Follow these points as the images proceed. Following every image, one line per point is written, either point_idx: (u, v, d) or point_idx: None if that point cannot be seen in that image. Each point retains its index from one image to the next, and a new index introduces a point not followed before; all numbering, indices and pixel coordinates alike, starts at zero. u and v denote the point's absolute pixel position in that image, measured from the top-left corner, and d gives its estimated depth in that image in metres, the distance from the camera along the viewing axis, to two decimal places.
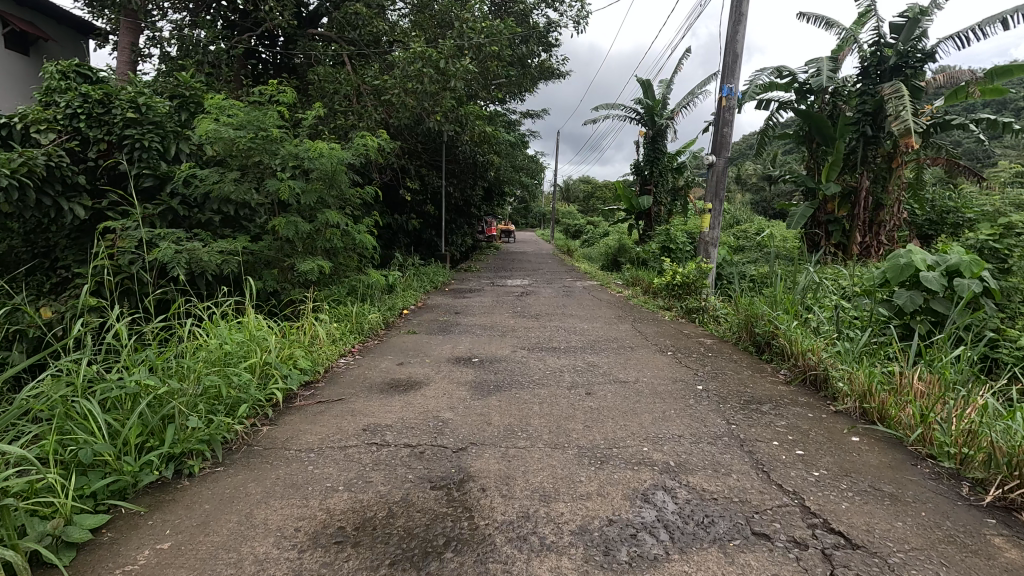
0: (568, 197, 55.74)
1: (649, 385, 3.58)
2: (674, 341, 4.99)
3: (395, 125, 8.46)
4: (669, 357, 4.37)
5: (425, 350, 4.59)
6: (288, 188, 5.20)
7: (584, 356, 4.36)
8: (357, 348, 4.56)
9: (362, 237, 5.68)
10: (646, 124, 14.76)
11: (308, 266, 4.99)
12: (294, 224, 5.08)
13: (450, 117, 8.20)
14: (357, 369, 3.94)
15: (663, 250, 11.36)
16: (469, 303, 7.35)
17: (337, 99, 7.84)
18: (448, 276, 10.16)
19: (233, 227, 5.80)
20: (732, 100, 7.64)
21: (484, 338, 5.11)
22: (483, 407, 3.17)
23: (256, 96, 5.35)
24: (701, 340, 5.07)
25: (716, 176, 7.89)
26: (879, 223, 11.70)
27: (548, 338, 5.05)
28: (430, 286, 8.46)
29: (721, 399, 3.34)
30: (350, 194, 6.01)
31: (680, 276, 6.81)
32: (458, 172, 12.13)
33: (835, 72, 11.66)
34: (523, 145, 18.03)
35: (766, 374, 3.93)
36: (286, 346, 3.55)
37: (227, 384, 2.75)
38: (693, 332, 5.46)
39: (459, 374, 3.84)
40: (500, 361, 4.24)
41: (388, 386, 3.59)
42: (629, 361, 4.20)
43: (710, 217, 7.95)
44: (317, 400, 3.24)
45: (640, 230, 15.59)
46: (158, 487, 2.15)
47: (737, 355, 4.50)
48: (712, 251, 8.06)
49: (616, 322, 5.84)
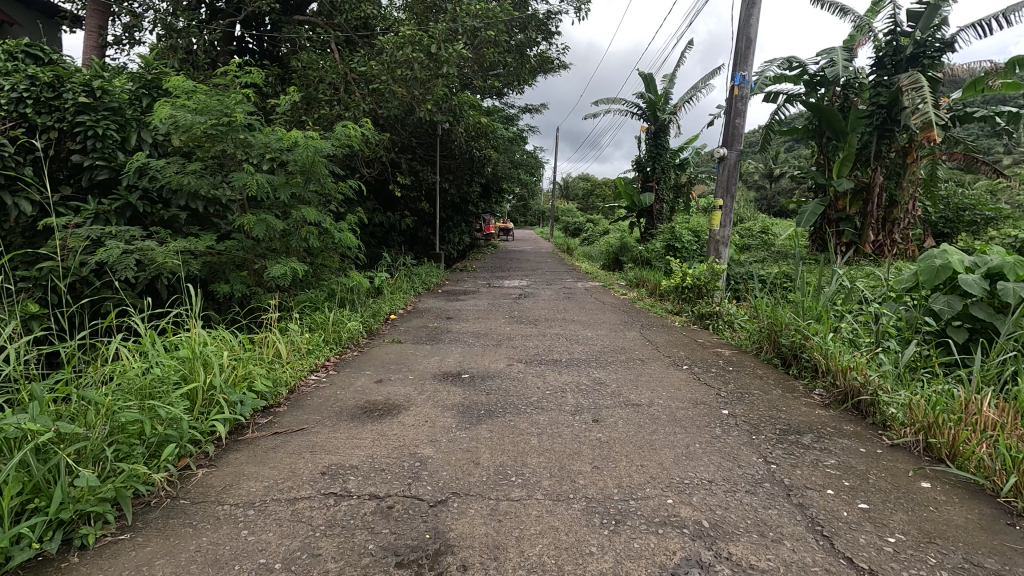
0: (568, 194, 55.09)
1: (666, 410, 3.07)
2: (688, 352, 4.48)
3: (385, 117, 7.93)
4: (685, 372, 3.86)
5: (408, 364, 4.07)
6: (257, 181, 4.66)
7: (590, 371, 3.85)
8: (332, 362, 4.04)
9: (342, 236, 5.14)
10: (648, 119, 14.20)
11: (280, 269, 4.47)
12: (265, 222, 4.56)
13: (443, 107, 7.68)
14: (327, 389, 3.43)
15: (668, 249, 10.83)
16: (462, 307, 6.82)
17: (321, 88, 7.34)
18: (442, 277, 9.64)
19: (201, 225, 5.26)
20: (745, 89, 7.12)
21: (477, 348, 4.59)
22: (470, 440, 2.64)
23: (222, 78, 4.81)
24: (718, 351, 4.55)
25: (727, 171, 7.37)
26: (893, 221, 11.26)
27: (548, 349, 4.53)
28: (421, 287, 7.93)
29: (752, 428, 2.83)
30: (331, 188, 5.48)
31: (690, 277, 6.30)
32: (453, 168, 11.59)
33: (850, 61, 11.14)
34: (521, 140, 17.48)
35: (798, 395, 3.41)
36: (240, 364, 3.02)
37: (152, 418, 2.22)
38: (708, 341, 4.94)
39: (444, 395, 3.32)
40: (493, 377, 3.72)
41: (359, 411, 3.07)
42: (642, 378, 3.68)
43: (720, 214, 7.43)
44: (272, 432, 2.72)
45: (642, 229, 15.08)
46: (35, 567, 1.63)
47: (760, 370, 3.99)
48: (723, 251, 7.54)
49: (624, 329, 5.32)
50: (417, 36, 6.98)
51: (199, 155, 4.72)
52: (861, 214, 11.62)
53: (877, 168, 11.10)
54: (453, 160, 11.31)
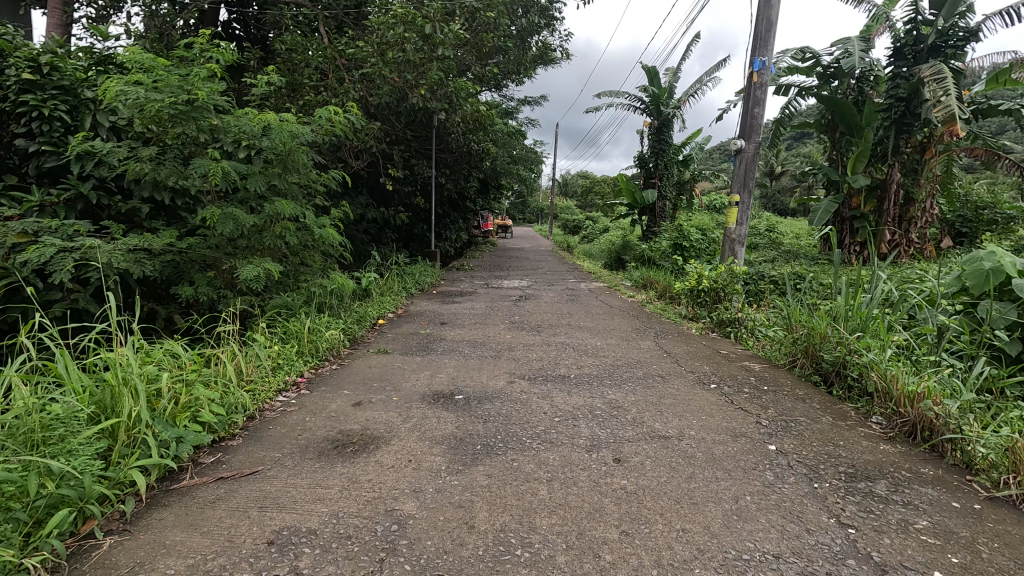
0: (566, 192, 54.48)
1: (701, 446, 2.54)
2: (712, 367, 3.93)
3: (375, 105, 7.37)
4: (715, 394, 3.32)
5: (393, 381, 3.53)
6: (224, 170, 4.07)
7: (604, 393, 3.30)
8: (305, 378, 3.49)
9: (322, 232, 4.58)
10: (652, 114, 13.64)
11: (249, 270, 3.91)
12: (232, 215, 4.00)
13: (438, 93, 7.11)
14: (294, 414, 2.89)
15: (674, 248, 10.30)
16: (458, 310, 6.28)
17: (306, 72, 6.78)
18: (437, 277, 9.07)
19: (167, 220, 4.70)
20: (765, 75, 6.60)
21: (473, 361, 4.05)
22: (463, 490, 2.11)
23: (184, 52, 4.21)
24: (747, 365, 4.01)
25: (744, 165, 6.82)
26: (910, 219, 10.72)
27: (554, 363, 3.99)
28: (414, 288, 7.38)
29: (812, 473, 2.29)
30: (312, 180, 4.93)
31: (707, 280, 5.74)
32: (450, 162, 11.03)
33: (867, 51, 10.60)
34: (520, 135, 16.89)
35: (853, 424, 2.88)
36: (184, 388, 2.47)
37: (40, 474, 1.68)
38: (732, 353, 4.41)
39: (431, 425, 2.77)
40: (491, 400, 3.17)
41: (328, 444, 2.53)
42: (666, 401, 3.14)
43: (736, 211, 6.89)
44: (216, 478, 2.17)
45: (644, 227, 14.52)
46: None
47: (800, 389, 3.45)
48: (740, 250, 7.01)
49: (635, 338, 4.78)
50: (410, 15, 6.41)
51: (160, 140, 4.16)
52: (876, 212, 11.10)
53: (894, 164, 10.53)
54: (450, 154, 10.74)
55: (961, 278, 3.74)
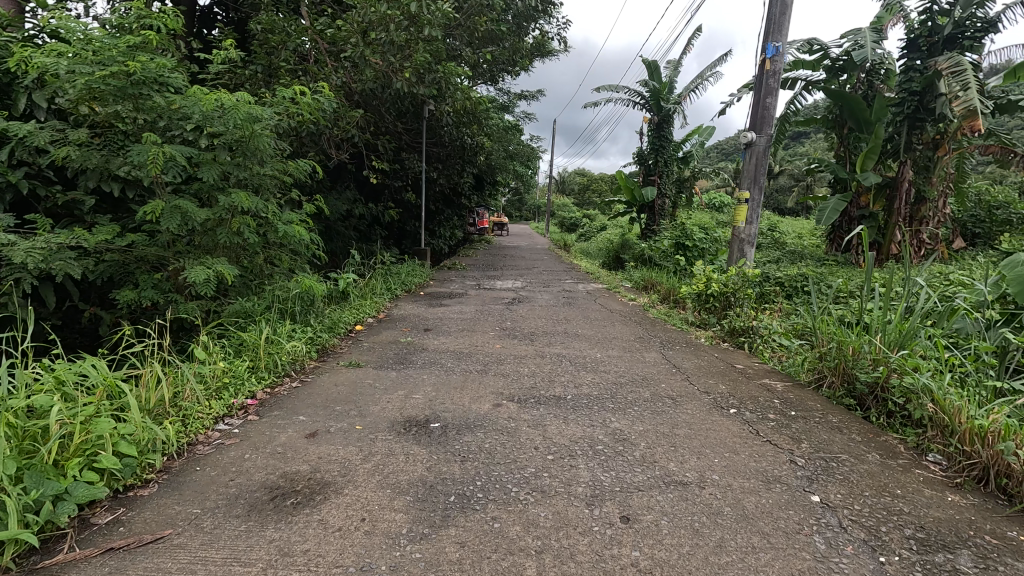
0: (564, 190, 53.97)
1: (729, 498, 2.05)
2: (728, 386, 3.44)
3: (360, 92, 6.85)
4: (736, 421, 2.83)
5: (360, 403, 3.02)
6: (169, 156, 3.52)
7: (606, 421, 2.81)
8: (256, 401, 2.99)
9: (288, 228, 4.06)
10: (651, 109, 13.14)
11: (199, 274, 3.40)
12: (178, 208, 3.47)
13: (427, 79, 6.59)
14: (232, 451, 2.38)
15: (676, 247, 9.81)
16: (445, 315, 5.77)
17: (283, 55, 6.26)
18: (425, 276, 8.58)
19: (114, 214, 4.18)
20: (779, 62, 6.12)
21: (455, 377, 3.55)
22: (425, 570, 1.60)
23: (127, 22, 3.67)
24: (768, 384, 3.51)
25: (755, 159, 6.34)
26: (921, 218, 10.27)
27: (547, 380, 3.49)
28: (399, 289, 6.86)
29: (874, 540, 1.80)
30: (277, 170, 4.40)
31: (716, 283, 5.24)
32: (442, 157, 10.52)
33: (879, 42, 10.01)
34: (516, 130, 16.37)
35: (909, 464, 2.39)
36: (81, 425, 1.96)
37: None
38: (749, 368, 3.92)
39: (395, 467, 2.26)
40: (472, 430, 2.67)
41: (263, 495, 2.02)
42: (680, 433, 2.65)
43: (746, 209, 6.43)
44: (104, 549, 1.67)
45: (642, 226, 14.04)
46: None
47: (832, 415, 2.97)
48: (749, 251, 6.54)
49: (639, 349, 4.29)
50: None
51: (98, 123, 3.62)
52: (885, 211, 10.59)
53: (905, 161, 10.04)
54: (441, 148, 10.23)
55: (1010, 285, 3.28)
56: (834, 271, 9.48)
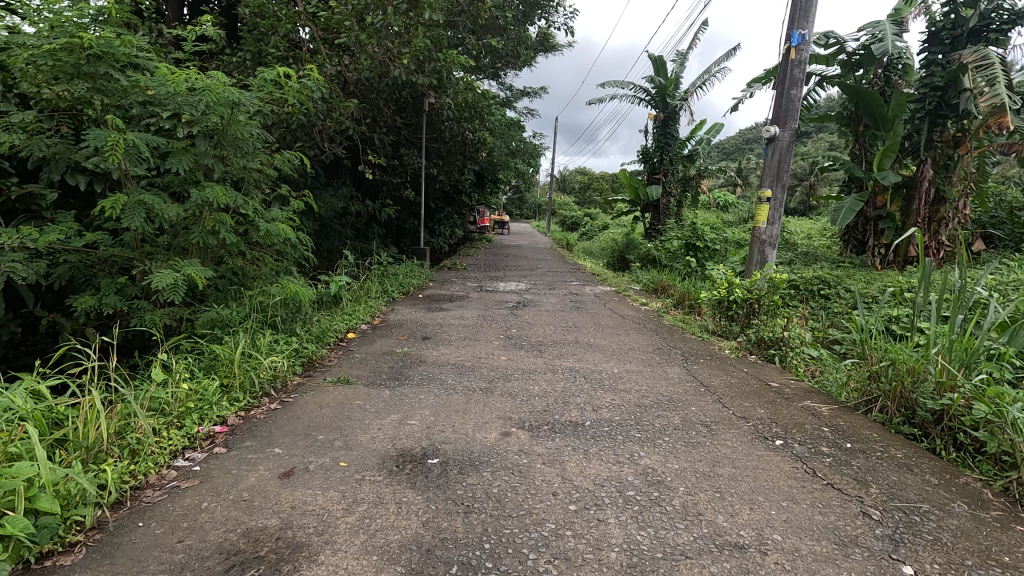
0: (564, 188, 53.61)
1: (801, 571, 1.63)
2: (767, 410, 3.02)
3: (355, 82, 6.42)
4: (787, 458, 2.41)
5: (347, 432, 2.60)
6: (133, 144, 3.10)
7: (635, 456, 2.40)
8: (226, 428, 2.57)
9: (270, 227, 3.64)
10: (658, 105, 12.71)
11: (165, 279, 2.98)
12: (143, 203, 3.05)
13: (426, 67, 6.17)
14: (187, 498, 1.96)
15: (687, 248, 9.40)
16: (445, 320, 5.36)
17: (273, 40, 5.83)
18: (424, 277, 8.16)
19: (79, 210, 3.75)
20: (805, 52, 5.70)
21: (456, 397, 3.13)
22: None
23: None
24: (811, 407, 3.09)
25: (777, 155, 5.93)
26: (940, 220, 9.80)
27: (560, 401, 3.07)
28: (396, 291, 6.44)
29: None
30: (260, 163, 3.97)
31: (739, 289, 4.81)
32: (443, 153, 10.08)
33: (900, 36, 9.55)
34: (518, 126, 15.95)
35: (1009, 520, 1.97)
36: None
37: None
38: (786, 386, 3.51)
39: (383, 523, 1.85)
40: (476, 468, 2.26)
41: (215, 565, 1.60)
42: (724, 474, 2.24)
43: (767, 209, 6.03)
44: None
45: (647, 225, 13.62)
46: None
47: (895, 449, 2.55)
48: (770, 254, 6.12)
49: (659, 364, 3.87)
50: None
51: (54, 108, 3.19)
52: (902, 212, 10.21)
53: (926, 159, 9.67)
54: (442, 143, 9.79)
55: None
56: (851, 274, 9.07)
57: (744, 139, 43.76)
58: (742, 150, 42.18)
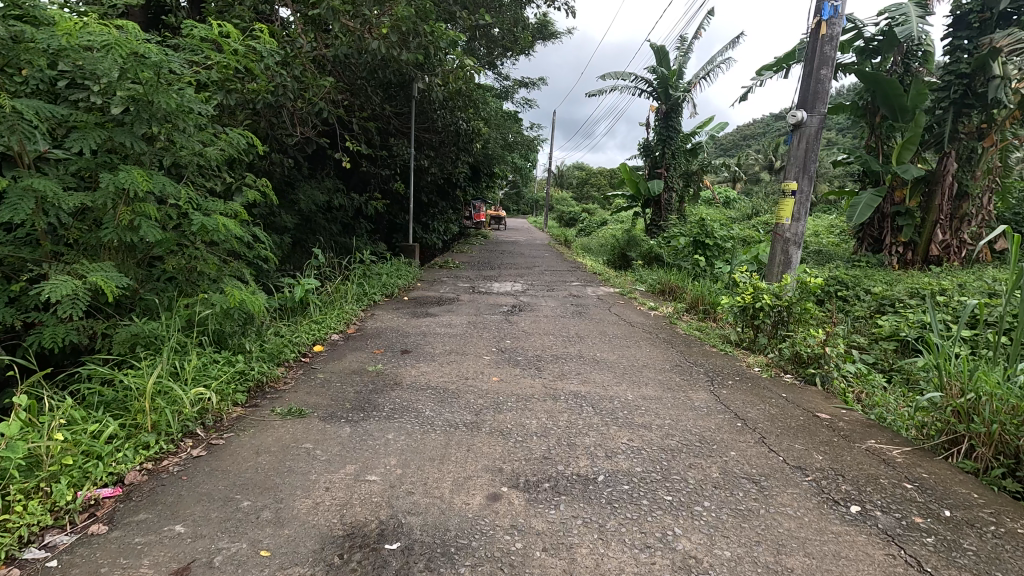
0: (561, 184, 52.99)
1: None
2: (828, 456, 2.39)
3: (331, 60, 5.73)
4: (875, 539, 1.77)
5: (280, 496, 1.95)
6: (19, 115, 2.42)
7: (667, 537, 1.76)
8: (117, 492, 1.92)
9: (206, 220, 2.97)
10: (659, 97, 12.02)
11: (60, 289, 2.33)
12: (32, 189, 2.39)
13: (412, 44, 5.51)
14: None
15: (694, 246, 8.78)
16: (430, 328, 4.72)
17: (236, 9, 5.14)
18: (411, 276, 7.51)
19: None
20: (836, 26, 5.05)
21: (435, 436, 2.51)
22: None
23: None
24: (880, 450, 2.46)
25: (804, 143, 5.28)
26: (963, 216, 9.18)
27: (565, 444, 2.43)
28: (378, 294, 5.80)
29: None
30: (203, 144, 3.29)
31: (766, 295, 4.17)
32: (434, 144, 9.38)
33: (925, 18, 8.84)
34: (514, 118, 15.28)
35: None
36: None
37: None
38: (838, 418, 2.88)
39: None
40: (451, 560, 1.62)
41: None
42: (796, 569, 1.60)
43: (792, 203, 5.40)
44: None
45: (648, 222, 13.00)
46: None
47: (1012, 520, 1.92)
48: (794, 254, 5.47)
49: (681, 389, 3.23)
50: None
51: None
52: (922, 209, 9.49)
53: (949, 152, 8.91)
54: (433, 133, 9.10)
55: None
56: (869, 274, 8.49)
57: (743, 135, 43.17)
58: (741, 147, 41.62)
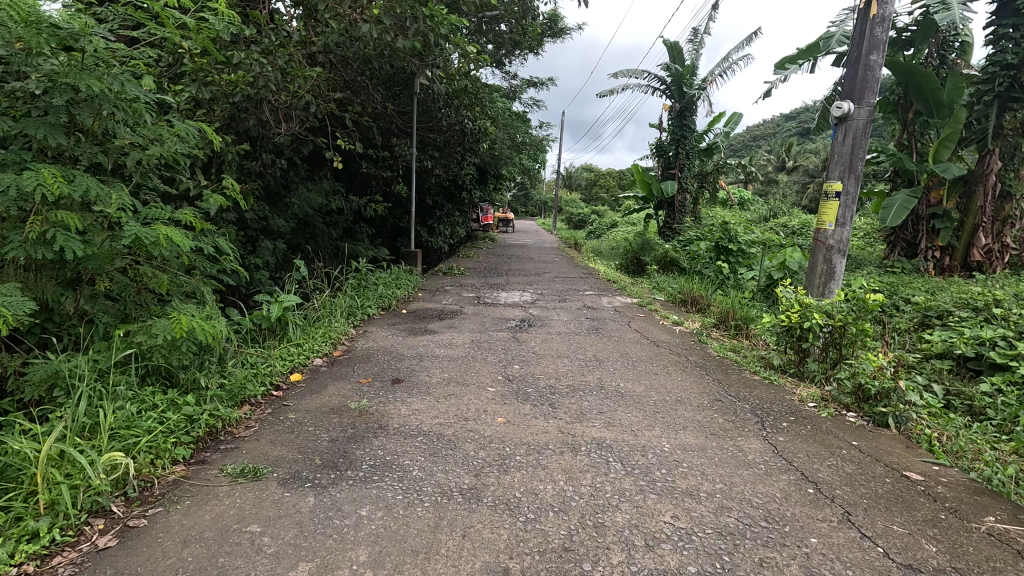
0: (570, 185, 52.26)
1: None
2: (942, 546, 1.79)
3: (319, 49, 5.16)
4: None
5: None
6: None
7: None
8: None
9: (144, 229, 2.41)
10: (673, 96, 11.39)
11: None
12: None
13: (406, 30, 4.93)
14: None
15: (717, 251, 8.16)
16: (426, 348, 4.16)
17: None
18: (411, 285, 6.96)
19: None
20: (890, 4, 4.40)
21: (422, 510, 1.95)
22: None
23: None
24: (1010, 536, 1.85)
25: (851, 138, 4.67)
26: (1007, 219, 8.41)
27: (591, 527, 1.85)
28: (372, 306, 5.25)
29: None
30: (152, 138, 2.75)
31: (817, 314, 3.57)
32: (438, 144, 8.80)
33: (966, 5, 8.12)
34: (522, 118, 14.69)
35: None
36: None
37: None
38: (934, 479, 2.27)
39: None
40: None
41: None
42: None
43: (836, 206, 4.79)
44: None
45: (662, 224, 12.39)
46: None
47: None
48: (838, 263, 4.86)
49: (728, 435, 2.65)
50: None
51: None
52: (960, 210, 8.70)
53: (994, 147, 8.09)
54: (435, 132, 8.54)
55: None
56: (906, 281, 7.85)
57: (755, 135, 42.27)
58: (754, 146, 40.70)
